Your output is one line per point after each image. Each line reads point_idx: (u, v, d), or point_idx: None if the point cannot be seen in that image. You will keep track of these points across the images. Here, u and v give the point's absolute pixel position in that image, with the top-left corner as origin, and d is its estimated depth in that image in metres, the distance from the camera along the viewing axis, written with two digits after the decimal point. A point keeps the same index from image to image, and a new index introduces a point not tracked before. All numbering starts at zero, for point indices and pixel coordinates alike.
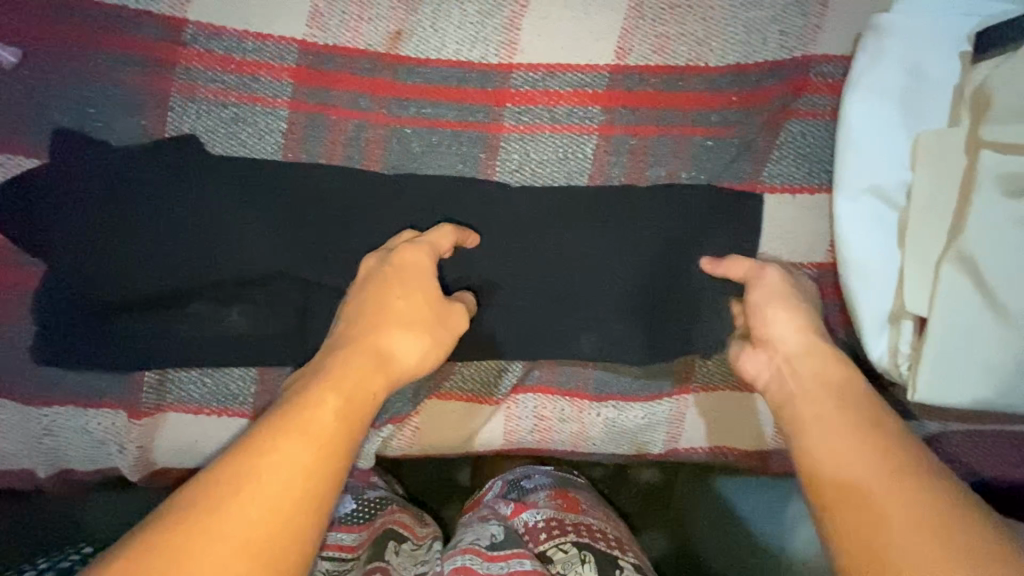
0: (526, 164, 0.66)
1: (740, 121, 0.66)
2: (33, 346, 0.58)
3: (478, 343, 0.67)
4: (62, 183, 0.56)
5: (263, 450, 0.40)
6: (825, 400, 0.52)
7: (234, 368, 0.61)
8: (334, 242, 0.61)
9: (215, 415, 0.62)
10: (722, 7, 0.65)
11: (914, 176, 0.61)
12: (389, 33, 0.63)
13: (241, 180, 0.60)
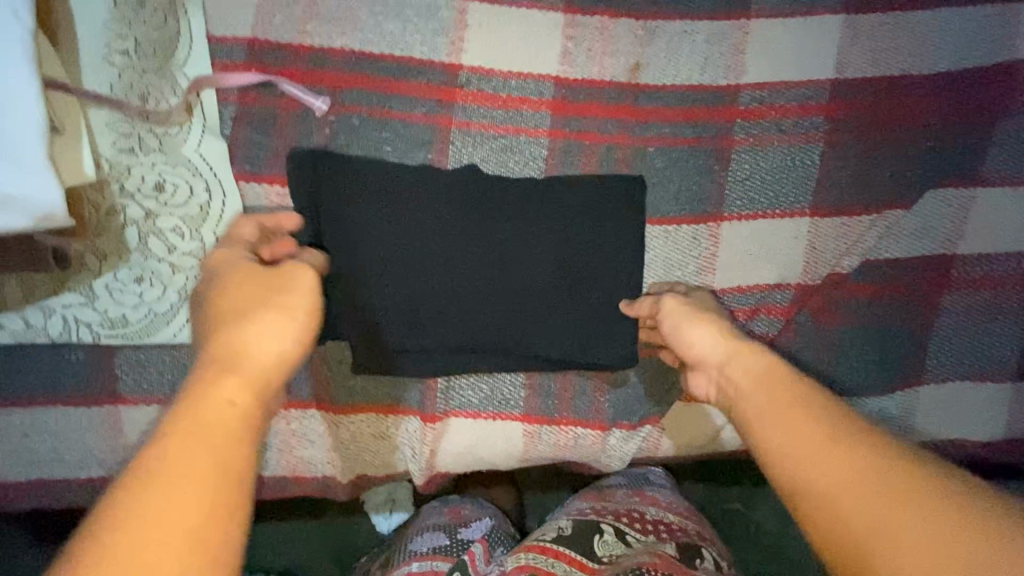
0: (756, 173, 0.71)
1: (957, 122, 0.71)
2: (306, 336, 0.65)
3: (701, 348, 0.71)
4: (346, 199, 0.64)
5: (110, 527, 0.34)
6: (758, 395, 0.50)
7: (508, 376, 0.68)
8: (572, 253, 0.67)
9: (492, 419, 0.68)
10: (929, 21, 0.71)
11: None
12: (629, 65, 0.71)
13: (495, 199, 0.66)
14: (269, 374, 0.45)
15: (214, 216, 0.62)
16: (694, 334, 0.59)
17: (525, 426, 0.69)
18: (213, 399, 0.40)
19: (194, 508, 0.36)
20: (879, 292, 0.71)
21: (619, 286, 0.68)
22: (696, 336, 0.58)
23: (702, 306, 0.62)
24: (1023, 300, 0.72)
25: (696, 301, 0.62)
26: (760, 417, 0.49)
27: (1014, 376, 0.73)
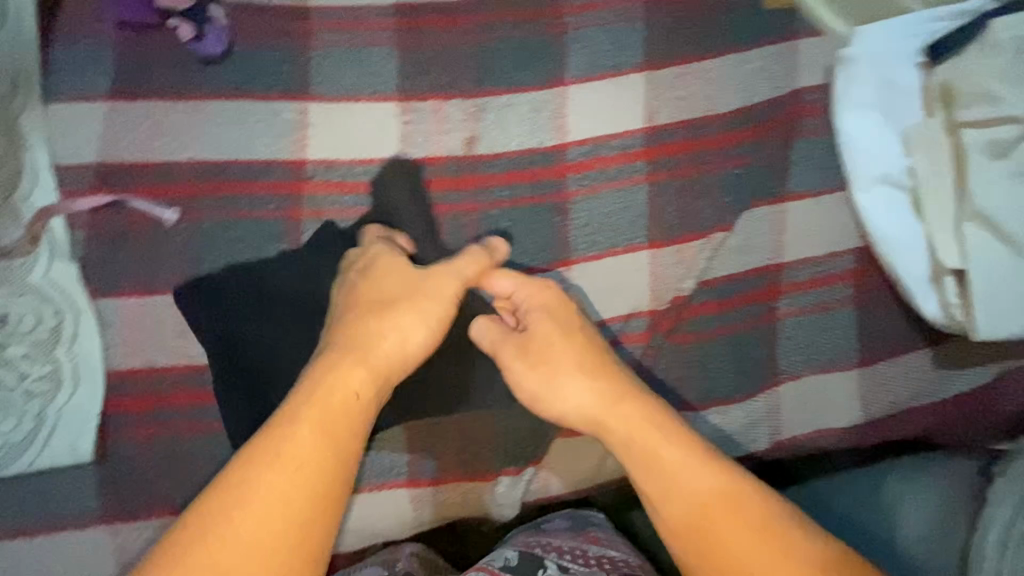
0: (594, 219, 0.78)
1: (760, 148, 0.80)
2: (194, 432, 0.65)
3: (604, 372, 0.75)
4: (218, 312, 0.66)
5: (246, 478, 0.50)
6: (677, 507, 0.57)
7: (384, 444, 0.70)
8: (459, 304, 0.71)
9: (377, 490, 0.70)
10: (717, 68, 0.82)
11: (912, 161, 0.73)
12: (465, 139, 0.78)
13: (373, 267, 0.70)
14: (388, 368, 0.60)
15: (65, 338, 0.65)
16: (563, 394, 0.64)
17: (411, 491, 0.70)
18: (338, 384, 0.56)
19: (304, 483, 0.51)
20: (722, 306, 0.78)
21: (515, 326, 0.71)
22: (572, 396, 0.63)
23: (573, 360, 0.64)
24: (849, 294, 0.80)
25: (552, 354, 0.64)
26: (653, 450, 0.59)
27: (857, 363, 0.80)
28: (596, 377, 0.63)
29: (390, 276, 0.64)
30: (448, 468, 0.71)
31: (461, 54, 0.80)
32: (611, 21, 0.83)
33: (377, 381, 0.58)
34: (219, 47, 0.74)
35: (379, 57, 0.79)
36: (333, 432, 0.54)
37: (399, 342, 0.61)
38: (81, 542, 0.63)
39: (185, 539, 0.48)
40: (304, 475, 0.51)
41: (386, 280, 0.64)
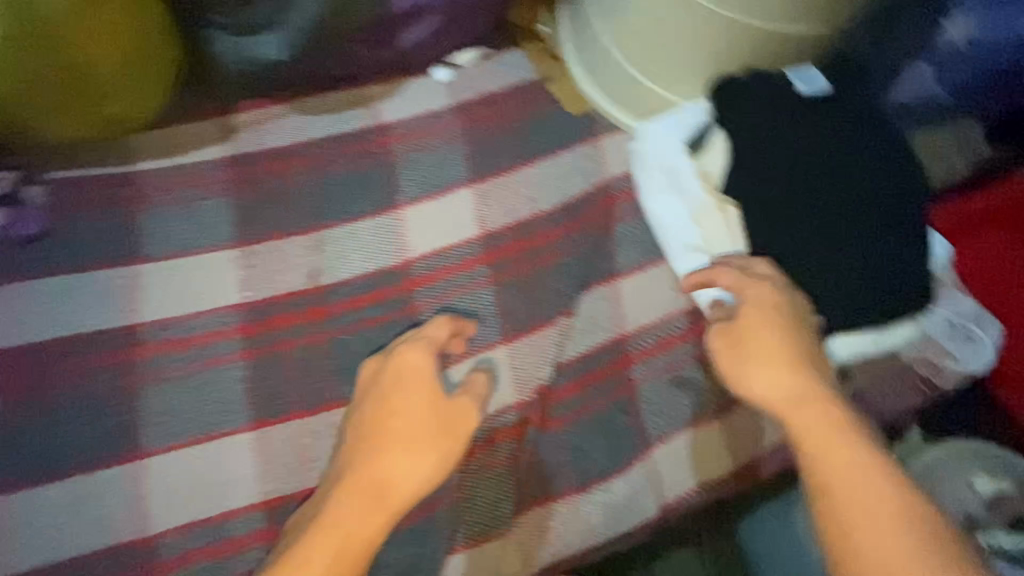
0: (449, 326, 0.82)
1: (584, 236, 0.88)
2: (302, 209, 0.85)
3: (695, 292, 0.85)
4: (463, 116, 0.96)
5: (836, 475, 0.63)
6: (843, 469, 0.64)
7: None
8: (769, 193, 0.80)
9: None
10: (536, 171, 0.92)
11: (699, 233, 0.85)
12: (310, 272, 0.81)
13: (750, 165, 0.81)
14: (460, 425, 0.71)
15: None
16: (761, 378, 0.71)
17: None
18: (384, 471, 0.67)
19: (371, 519, 0.64)
20: (578, 385, 0.83)
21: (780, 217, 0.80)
22: (410, 470, 0.67)
23: (781, 361, 0.71)
24: (691, 349, 0.87)
25: (748, 341, 0.73)
26: (839, 454, 0.64)
27: (716, 412, 0.86)
28: (788, 381, 0.70)
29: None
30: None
31: (300, 197, 0.86)
32: (435, 147, 0.93)
33: (388, 478, 0.67)
34: (39, 226, 0.76)
35: (214, 211, 0.83)
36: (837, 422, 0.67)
37: (422, 464, 0.68)
38: None
39: (313, 529, 0.63)
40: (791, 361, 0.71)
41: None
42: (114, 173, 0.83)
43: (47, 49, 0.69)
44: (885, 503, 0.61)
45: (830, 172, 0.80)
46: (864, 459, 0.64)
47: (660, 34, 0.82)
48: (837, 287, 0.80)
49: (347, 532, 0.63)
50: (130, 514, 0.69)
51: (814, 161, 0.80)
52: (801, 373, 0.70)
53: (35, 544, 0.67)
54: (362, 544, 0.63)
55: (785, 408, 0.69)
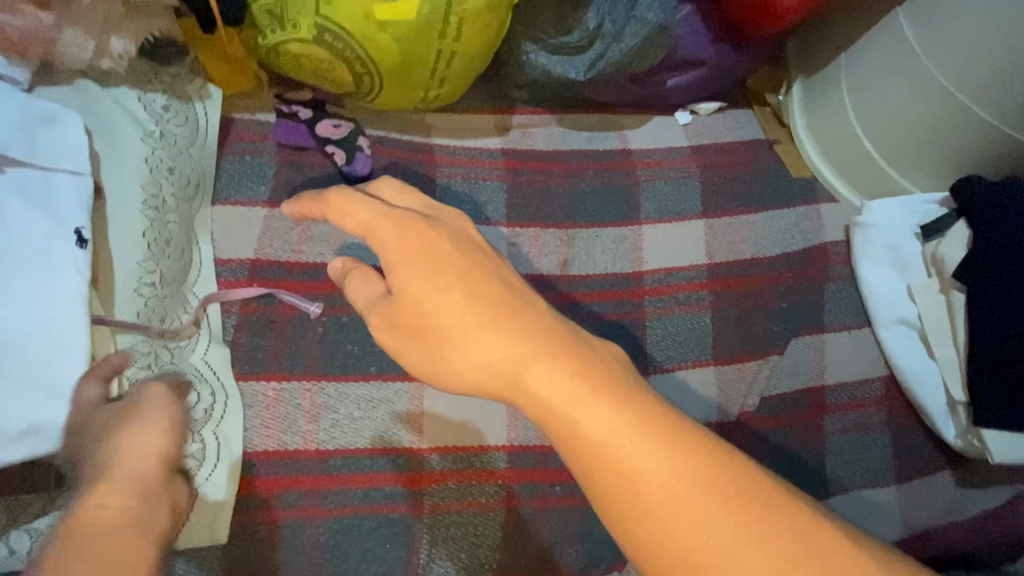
0: (668, 336, 0.92)
1: (798, 287, 0.97)
2: (558, 204, 0.98)
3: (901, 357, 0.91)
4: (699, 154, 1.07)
5: (642, 473, 0.43)
6: (662, 475, 0.42)
7: (480, 544, 0.74)
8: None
9: None
10: (762, 219, 1.01)
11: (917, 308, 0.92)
12: (560, 262, 0.94)
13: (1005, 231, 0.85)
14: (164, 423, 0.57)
15: (214, 416, 0.68)
16: (548, 378, 0.45)
17: None
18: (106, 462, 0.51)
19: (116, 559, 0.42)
20: (773, 418, 0.90)
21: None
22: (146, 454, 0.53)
23: (512, 353, 0.46)
24: (881, 414, 0.92)
25: (433, 316, 0.48)
26: (612, 461, 0.43)
27: (896, 479, 0.90)
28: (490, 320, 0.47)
29: (405, 233, 0.50)
30: (530, 561, 0.76)
31: (558, 195, 0.98)
32: (674, 178, 1.03)
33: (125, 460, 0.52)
34: (366, 170, 0.88)
35: (490, 190, 0.96)
36: (673, 433, 0.44)
37: (142, 453, 0.53)
38: None
39: None
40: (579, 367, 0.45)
41: (393, 244, 0.50)
42: (415, 141, 0.96)
43: (438, 40, 0.80)
44: (698, 483, 0.42)
45: None
46: (719, 501, 0.42)
47: (918, 130, 0.94)
48: None
49: (117, 499, 0.48)
50: (408, 427, 0.75)
51: None
52: (535, 331, 0.47)
53: (323, 439, 0.72)
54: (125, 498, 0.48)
55: (505, 386, 0.46)
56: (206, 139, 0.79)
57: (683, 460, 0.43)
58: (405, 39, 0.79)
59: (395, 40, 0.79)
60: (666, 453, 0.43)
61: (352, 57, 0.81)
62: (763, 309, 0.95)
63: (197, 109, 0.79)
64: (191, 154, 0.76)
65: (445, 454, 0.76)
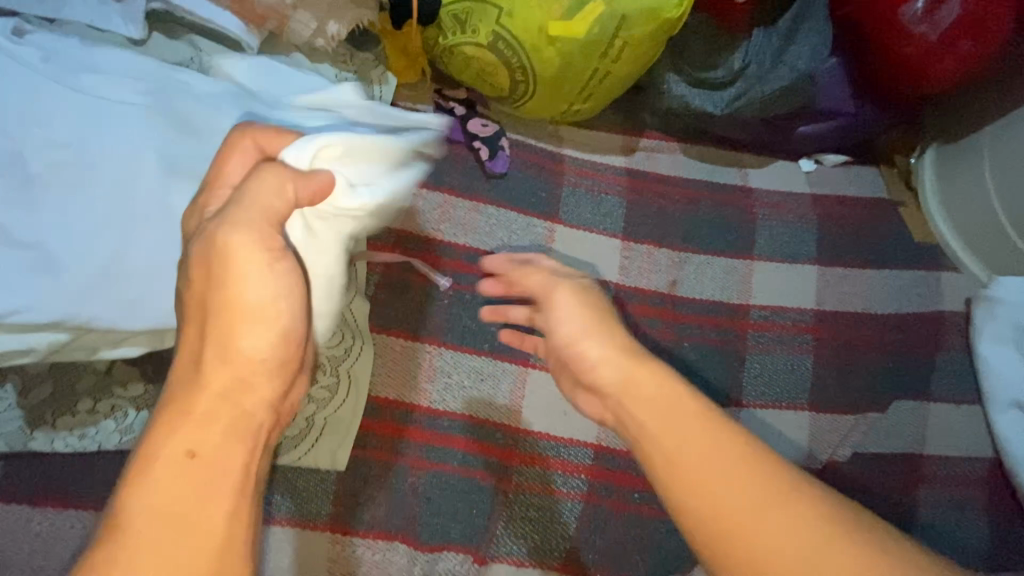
0: (764, 372, 0.93)
1: (906, 350, 0.95)
2: (675, 228, 1.02)
3: (1009, 443, 0.88)
4: (821, 203, 1.08)
5: (685, 447, 0.50)
6: (707, 453, 0.49)
7: (554, 528, 0.77)
8: None
9: (534, 568, 0.75)
10: (876, 276, 1.01)
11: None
12: (668, 281, 0.97)
13: None
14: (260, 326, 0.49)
15: (350, 357, 0.76)
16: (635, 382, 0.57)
17: None
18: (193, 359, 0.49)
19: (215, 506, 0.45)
20: (865, 476, 0.88)
21: None
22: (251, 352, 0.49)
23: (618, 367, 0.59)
24: (980, 497, 0.88)
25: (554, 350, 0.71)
26: (671, 443, 0.51)
27: (987, 567, 0.85)
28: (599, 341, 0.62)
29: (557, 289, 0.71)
30: (598, 557, 0.78)
31: (674, 219, 1.02)
32: (792, 221, 1.04)
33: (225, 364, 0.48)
34: (503, 169, 0.96)
35: (610, 204, 1.01)
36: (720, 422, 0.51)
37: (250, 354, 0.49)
38: (336, 539, 0.71)
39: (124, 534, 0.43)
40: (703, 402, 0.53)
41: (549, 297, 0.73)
42: (548, 150, 1.04)
43: (598, 59, 0.87)
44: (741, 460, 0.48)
45: None
46: (751, 475, 0.47)
47: None
48: None
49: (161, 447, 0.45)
50: (510, 405, 0.80)
51: None
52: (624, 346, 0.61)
53: (434, 399, 0.78)
54: (183, 451, 0.45)
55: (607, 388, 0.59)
56: (376, 118, 0.91)
57: (730, 443, 0.49)
58: (567, 55, 0.87)
59: (558, 55, 0.87)
60: (708, 429, 0.50)
61: (516, 64, 0.90)
62: (868, 365, 0.94)
63: (375, 91, 0.90)
64: None
65: (540, 438, 0.80)
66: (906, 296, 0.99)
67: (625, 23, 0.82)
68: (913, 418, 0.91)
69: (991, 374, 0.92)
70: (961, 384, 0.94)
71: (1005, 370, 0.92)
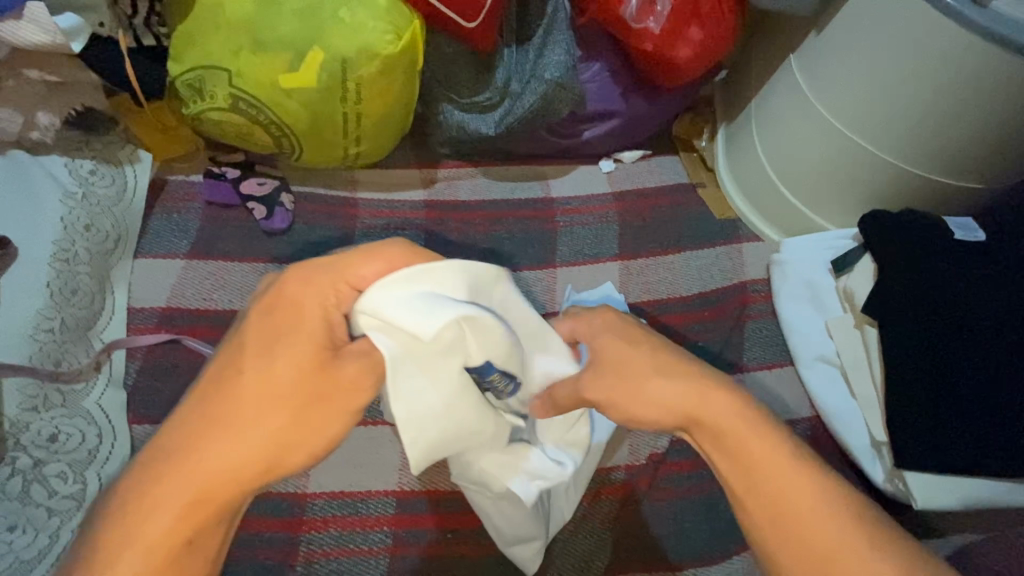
0: None
1: (716, 327, 0.96)
2: (477, 249, 1.01)
3: (820, 398, 0.89)
4: (623, 196, 1.09)
5: (770, 500, 0.53)
6: (789, 505, 0.52)
7: None
8: (935, 299, 0.82)
9: None
10: (679, 259, 1.02)
11: (831, 345, 0.91)
12: None
13: (962, 258, 0.84)
14: (340, 410, 0.55)
15: (97, 459, 0.71)
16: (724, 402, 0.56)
17: None
18: (255, 376, 0.53)
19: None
20: (689, 463, 0.87)
21: (932, 316, 0.82)
22: (250, 448, 0.51)
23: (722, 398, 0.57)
24: None
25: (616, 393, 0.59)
26: (757, 491, 0.53)
27: None
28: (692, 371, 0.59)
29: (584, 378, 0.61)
30: None
31: (476, 241, 1.01)
32: (594, 223, 1.05)
33: (270, 377, 0.53)
34: (283, 224, 0.94)
35: (408, 238, 0.99)
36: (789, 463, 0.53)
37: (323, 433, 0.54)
38: None
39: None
40: (740, 419, 0.56)
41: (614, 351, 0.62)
42: (340, 195, 1.01)
43: (340, 103, 0.87)
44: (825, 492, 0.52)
45: (982, 286, 0.82)
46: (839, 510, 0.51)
47: (822, 169, 0.95)
48: (1004, 393, 0.78)
49: (169, 514, 0.48)
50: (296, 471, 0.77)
51: (946, 266, 0.83)
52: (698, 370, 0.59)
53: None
54: (182, 537, 0.49)
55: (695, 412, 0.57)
56: (133, 199, 0.87)
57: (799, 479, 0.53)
58: (310, 104, 0.86)
59: (300, 104, 0.86)
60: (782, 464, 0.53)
61: (264, 121, 0.88)
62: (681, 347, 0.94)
63: (126, 172, 0.88)
64: (114, 212, 0.85)
65: (331, 499, 0.76)
66: (707, 273, 1.01)
67: (350, 65, 0.83)
68: None
69: (790, 333, 0.94)
70: (769, 349, 0.95)
71: (802, 327, 0.94)
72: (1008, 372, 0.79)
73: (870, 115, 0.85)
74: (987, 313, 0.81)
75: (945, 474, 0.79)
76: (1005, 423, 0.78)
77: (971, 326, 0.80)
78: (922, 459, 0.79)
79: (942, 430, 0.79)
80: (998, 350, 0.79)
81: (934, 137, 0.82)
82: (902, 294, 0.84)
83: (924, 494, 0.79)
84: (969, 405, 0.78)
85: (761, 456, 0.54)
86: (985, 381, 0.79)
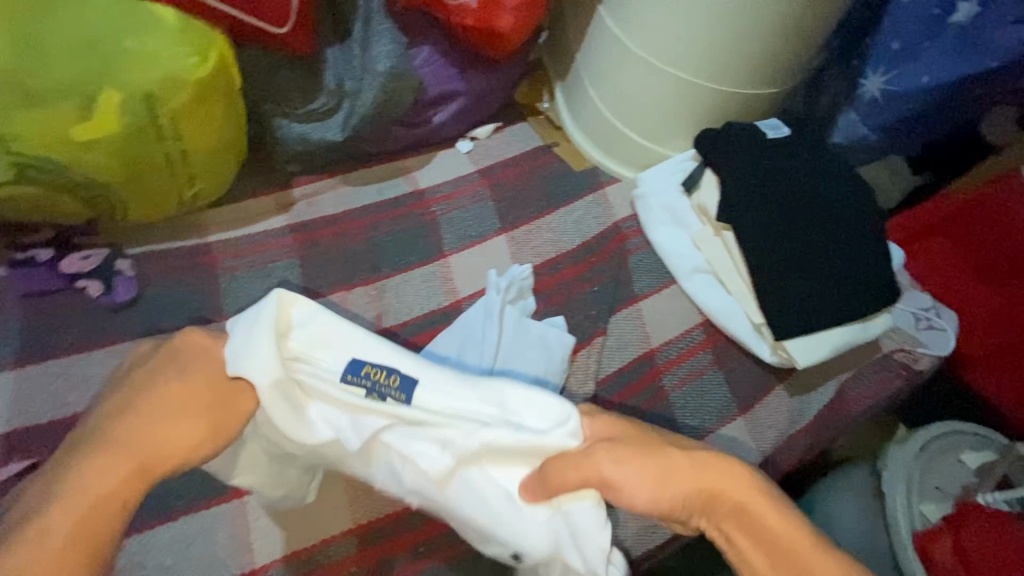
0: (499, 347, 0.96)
1: (604, 269, 1.03)
2: (360, 261, 0.97)
3: (705, 304, 1.00)
4: (487, 171, 1.10)
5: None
6: None
7: None
8: (765, 196, 0.96)
9: None
10: (555, 218, 1.07)
11: (700, 256, 1.01)
12: (375, 317, 0.94)
13: (778, 160, 0.98)
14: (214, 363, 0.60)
15: None
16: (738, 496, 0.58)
17: None
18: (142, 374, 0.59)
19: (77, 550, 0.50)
20: (618, 398, 0.94)
21: (769, 209, 0.95)
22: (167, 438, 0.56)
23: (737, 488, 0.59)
24: (709, 359, 0.99)
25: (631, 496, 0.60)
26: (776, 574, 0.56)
27: (738, 412, 0.96)
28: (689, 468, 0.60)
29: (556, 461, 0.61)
30: None
31: (356, 253, 0.97)
32: (469, 204, 1.06)
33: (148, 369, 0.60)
34: (129, 294, 0.82)
35: (282, 269, 0.92)
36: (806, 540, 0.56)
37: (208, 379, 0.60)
38: None
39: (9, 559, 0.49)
40: (751, 514, 0.58)
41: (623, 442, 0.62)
42: (190, 244, 0.90)
43: (157, 142, 0.77)
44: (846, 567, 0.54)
45: (796, 176, 0.97)
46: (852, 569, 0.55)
47: (652, 104, 1.05)
48: (833, 255, 0.95)
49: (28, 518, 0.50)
50: (236, 549, 0.70)
51: (766, 167, 0.97)
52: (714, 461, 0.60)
53: None
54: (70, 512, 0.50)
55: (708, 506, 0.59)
56: None
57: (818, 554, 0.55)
58: (120, 152, 0.75)
59: (107, 155, 0.75)
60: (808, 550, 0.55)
61: (70, 183, 0.76)
62: (580, 297, 1.00)
63: None
64: None
65: (285, 563, 0.71)
66: (582, 223, 1.07)
67: (156, 99, 0.73)
68: (630, 322, 1.00)
69: (665, 255, 1.04)
70: (654, 274, 1.04)
71: (674, 247, 1.04)
72: (832, 238, 0.95)
73: (678, 47, 0.95)
74: (805, 195, 0.96)
75: (811, 334, 0.94)
76: (841, 279, 0.94)
77: (797, 209, 0.95)
78: (792, 328, 0.93)
79: (799, 300, 0.93)
80: (821, 225, 0.95)
81: (733, 56, 0.94)
82: (745, 197, 0.96)
83: (801, 356, 0.93)
84: (812, 273, 0.94)
85: (783, 543, 0.56)
86: (818, 250, 0.94)
